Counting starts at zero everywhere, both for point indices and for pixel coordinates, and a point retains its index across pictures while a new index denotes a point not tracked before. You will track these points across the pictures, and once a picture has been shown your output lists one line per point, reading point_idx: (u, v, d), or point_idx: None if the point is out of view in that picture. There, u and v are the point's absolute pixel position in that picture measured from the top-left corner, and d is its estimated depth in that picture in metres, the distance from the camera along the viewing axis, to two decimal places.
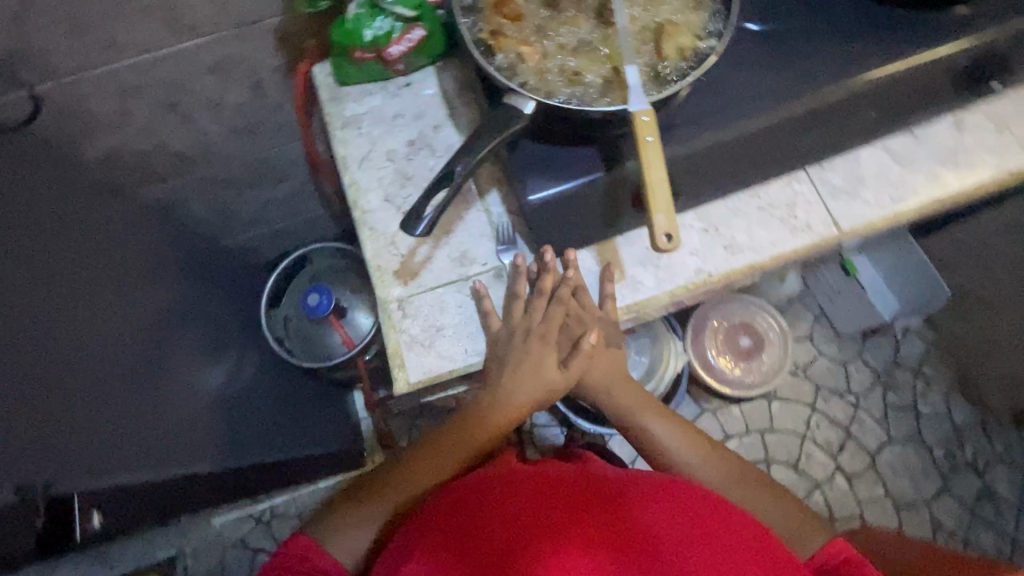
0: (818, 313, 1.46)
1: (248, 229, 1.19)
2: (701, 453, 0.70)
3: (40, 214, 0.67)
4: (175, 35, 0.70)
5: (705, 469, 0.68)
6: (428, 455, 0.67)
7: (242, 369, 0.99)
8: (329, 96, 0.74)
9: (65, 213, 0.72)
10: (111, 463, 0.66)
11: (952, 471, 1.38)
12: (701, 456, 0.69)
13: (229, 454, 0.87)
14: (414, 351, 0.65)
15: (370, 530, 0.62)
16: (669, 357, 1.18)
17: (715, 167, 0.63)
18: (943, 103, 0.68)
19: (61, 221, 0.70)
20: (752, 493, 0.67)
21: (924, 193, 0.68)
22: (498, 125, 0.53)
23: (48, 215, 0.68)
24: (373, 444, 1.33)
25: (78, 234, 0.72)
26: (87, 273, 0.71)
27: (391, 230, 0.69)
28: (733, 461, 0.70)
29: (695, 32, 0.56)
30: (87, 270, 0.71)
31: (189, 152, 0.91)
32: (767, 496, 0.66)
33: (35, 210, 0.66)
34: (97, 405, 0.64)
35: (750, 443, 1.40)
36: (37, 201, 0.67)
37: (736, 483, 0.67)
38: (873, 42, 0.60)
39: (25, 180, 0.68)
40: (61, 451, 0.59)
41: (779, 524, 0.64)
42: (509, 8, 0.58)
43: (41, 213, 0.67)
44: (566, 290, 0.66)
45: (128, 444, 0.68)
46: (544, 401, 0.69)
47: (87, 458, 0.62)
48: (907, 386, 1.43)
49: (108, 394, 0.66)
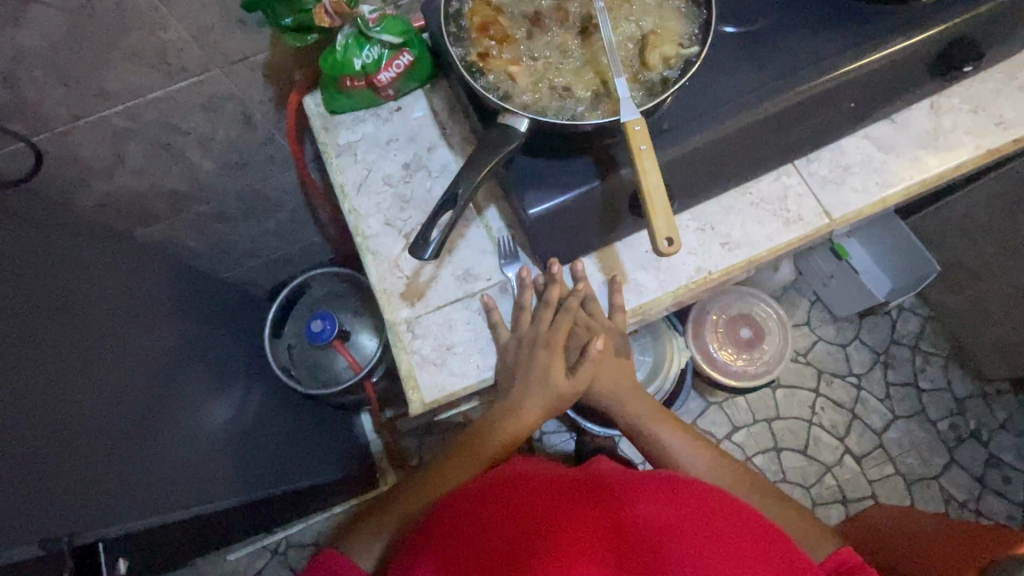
0: (813, 300, 1.50)
1: (246, 259, 1.19)
2: (709, 460, 0.70)
3: (26, 266, 0.66)
4: (164, 79, 0.71)
5: (713, 477, 0.69)
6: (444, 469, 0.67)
7: (252, 400, 1.00)
8: (322, 125, 0.76)
9: (59, 262, 0.71)
10: (137, 505, 0.64)
11: (958, 443, 1.40)
12: (710, 464, 0.70)
13: (251, 486, 0.84)
14: (426, 370, 0.66)
15: (383, 537, 0.63)
16: (672, 353, 1.19)
17: (707, 168, 0.65)
18: (919, 88, 0.70)
19: (49, 271, 0.69)
20: (760, 501, 0.67)
21: (907, 177, 0.71)
22: (494, 145, 0.54)
23: (37, 265, 0.67)
24: (385, 465, 1.33)
25: (71, 281, 0.72)
26: (81, 318, 0.69)
27: (394, 252, 0.70)
28: (741, 470, 0.70)
29: (677, 40, 0.58)
30: (82, 317, 0.70)
31: (183, 190, 0.92)
32: (774, 505, 0.67)
33: (19, 262, 0.65)
34: (106, 451, 0.63)
35: (758, 432, 1.42)
36: (20, 253, 0.66)
37: (745, 490, 0.68)
38: (850, 37, 0.62)
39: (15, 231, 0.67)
40: (84, 500, 0.58)
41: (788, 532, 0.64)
42: (495, 30, 0.59)
43: (28, 265, 0.66)
44: (575, 301, 0.68)
45: (150, 488, 0.66)
46: (554, 408, 0.69)
47: (113, 507, 0.61)
48: (907, 363, 1.45)
49: (115, 439, 0.65)
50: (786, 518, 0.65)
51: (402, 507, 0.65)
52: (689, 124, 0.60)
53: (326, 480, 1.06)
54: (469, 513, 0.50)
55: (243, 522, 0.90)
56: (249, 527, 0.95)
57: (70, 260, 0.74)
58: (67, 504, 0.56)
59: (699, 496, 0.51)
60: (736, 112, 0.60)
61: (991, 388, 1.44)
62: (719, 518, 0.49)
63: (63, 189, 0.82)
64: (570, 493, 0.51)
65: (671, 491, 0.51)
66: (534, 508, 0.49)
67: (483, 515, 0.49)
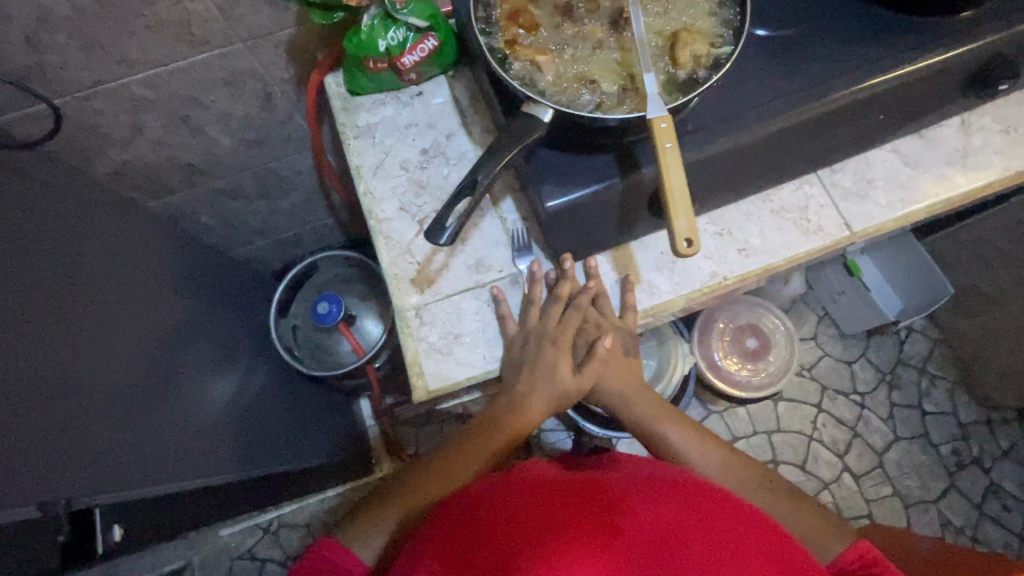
0: (822, 314, 1.48)
1: (255, 238, 1.19)
2: (719, 459, 0.70)
3: (35, 228, 0.65)
4: (186, 50, 0.71)
5: (723, 477, 0.68)
6: (446, 459, 0.67)
7: (254, 377, 1.00)
8: (342, 106, 0.75)
9: (70, 227, 0.71)
10: (133, 475, 0.63)
11: (959, 468, 1.39)
12: (720, 463, 0.69)
13: (245, 465, 0.83)
14: (432, 359, 0.66)
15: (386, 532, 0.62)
16: (677, 359, 1.17)
17: (730, 172, 0.64)
18: (950, 105, 0.69)
19: (60, 236, 0.69)
20: (772, 498, 0.66)
21: (932, 196, 0.69)
22: (517, 134, 0.53)
23: (45, 228, 0.67)
24: (381, 452, 1.33)
25: (81, 247, 0.71)
26: (87, 284, 0.69)
27: (407, 237, 0.70)
28: (751, 469, 0.69)
29: (709, 39, 0.57)
30: (90, 282, 0.70)
31: (198, 164, 0.92)
32: (785, 499, 0.66)
33: (27, 223, 0.64)
34: (107, 419, 0.63)
35: (757, 444, 1.41)
36: (30, 214, 0.66)
37: (755, 488, 0.67)
38: (883, 47, 0.61)
39: (25, 192, 0.67)
40: (83, 465, 0.58)
41: (800, 528, 0.64)
42: (525, 18, 0.58)
43: (38, 227, 0.66)
44: (586, 299, 0.67)
45: (148, 457, 0.66)
46: (559, 404, 0.68)
47: (109, 474, 0.60)
48: (912, 385, 1.44)
49: (116, 407, 0.65)
50: (798, 514, 0.65)
51: (406, 494, 0.65)
52: (716, 126, 0.59)
53: (322, 463, 1.05)
54: (471, 512, 0.50)
55: (238, 499, 0.89)
56: (246, 504, 0.96)
57: (82, 227, 0.74)
58: (70, 469, 0.56)
59: (705, 496, 0.51)
60: (763, 117, 0.59)
61: (997, 415, 1.42)
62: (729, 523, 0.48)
63: (80, 156, 0.82)
64: (575, 490, 0.50)
65: (678, 491, 0.51)
66: (539, 506, 0.48)
67: (486, 515, 0.48)
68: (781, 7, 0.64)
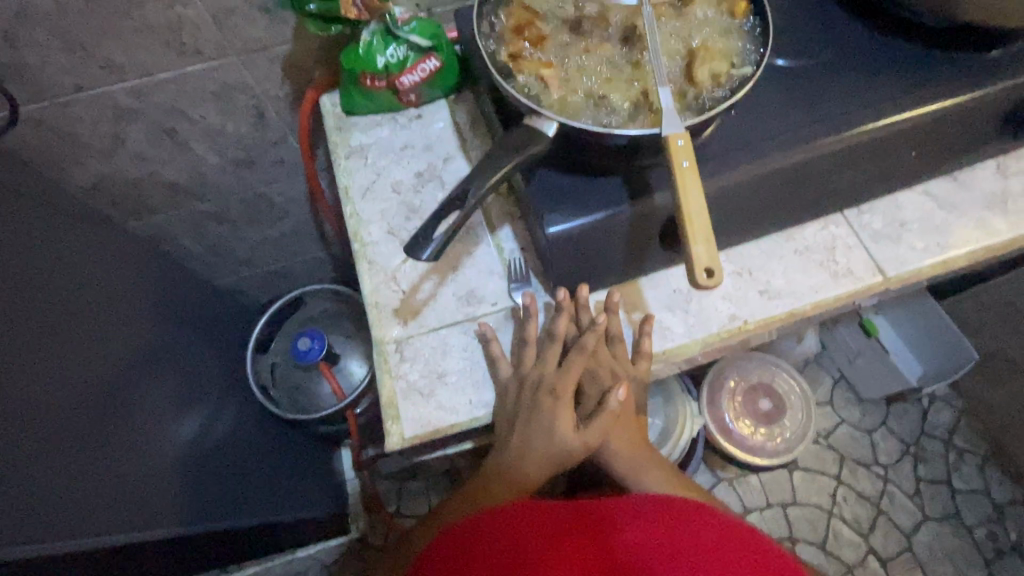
0: (837, 377, 1.39)
1: (242, 267, 1.13)
2: None
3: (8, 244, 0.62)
4: (175, 59, 0.68)
5: None
6: (442, 512, 0.61)
7: (223, 418, 0.90)
8: (335, 125, 0.71)
9: (47, 245, 0.68)
10: (72, 522, 0.55)
11: (996, 555, 1.25)
12: None
13: (200, 514, 0.73)
14: (411, 401, 0.57)
15: None
16: (684, 420, 1.06)
17: (750, 204, 0.58)
18: (987, 146, 0.64)
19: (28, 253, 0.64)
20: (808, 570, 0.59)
21: (972, 241, 0.63)
22: (517, 147, 0.48)
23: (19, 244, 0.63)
24: (358, 510, 1.20)
25: (55, 265, 0.67)
26: (56, 305, 0.64)
27: (393, 264, 0.63)
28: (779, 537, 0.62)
29: (729, 59, 0.53)
30: (60, 304, 0.65)
31: (181, 182, 0.87)
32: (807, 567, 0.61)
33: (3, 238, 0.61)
34: (55, 454, 0.56)
35: (772, 518, 1.28)
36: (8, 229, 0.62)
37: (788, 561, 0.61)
38: (913, 79, 0.57)
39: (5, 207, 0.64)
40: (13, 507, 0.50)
41: None
42: (530, 31, 0.54)
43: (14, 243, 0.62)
44: (592, 339, 0.58)
45: (94, 503, 0.58)
46: (560, 468, 0.58)
47: (43, 520, 0.52)
48: (939, 459, 1.32)
49: (65, 443, 0.58)
50: None
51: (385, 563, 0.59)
52: (733, 155, 0.55)
53: (296, 518, 0.95)
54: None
55: (208, 551, 0.81)
56: (207, 564, 0.86)
57: (57, 245, 0.70)
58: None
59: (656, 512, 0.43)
60: (787, 146, 0.55)
61: None
62: (701, 527, 0.42)
63: (57, 166, 0.78)
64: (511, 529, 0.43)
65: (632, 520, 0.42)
66: (486, 522, 0.44)
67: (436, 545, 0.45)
68: (799, 37, 0.61)
